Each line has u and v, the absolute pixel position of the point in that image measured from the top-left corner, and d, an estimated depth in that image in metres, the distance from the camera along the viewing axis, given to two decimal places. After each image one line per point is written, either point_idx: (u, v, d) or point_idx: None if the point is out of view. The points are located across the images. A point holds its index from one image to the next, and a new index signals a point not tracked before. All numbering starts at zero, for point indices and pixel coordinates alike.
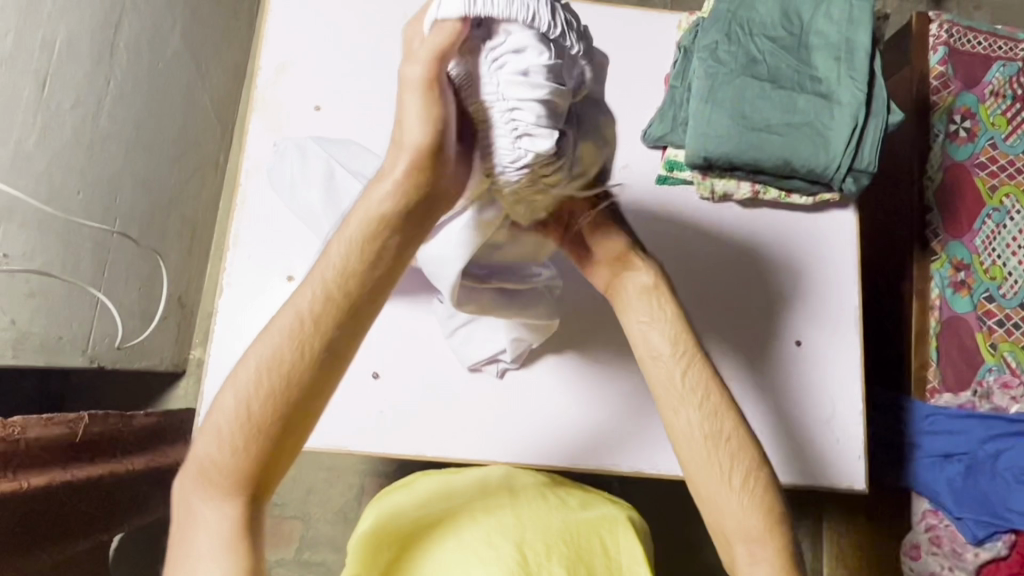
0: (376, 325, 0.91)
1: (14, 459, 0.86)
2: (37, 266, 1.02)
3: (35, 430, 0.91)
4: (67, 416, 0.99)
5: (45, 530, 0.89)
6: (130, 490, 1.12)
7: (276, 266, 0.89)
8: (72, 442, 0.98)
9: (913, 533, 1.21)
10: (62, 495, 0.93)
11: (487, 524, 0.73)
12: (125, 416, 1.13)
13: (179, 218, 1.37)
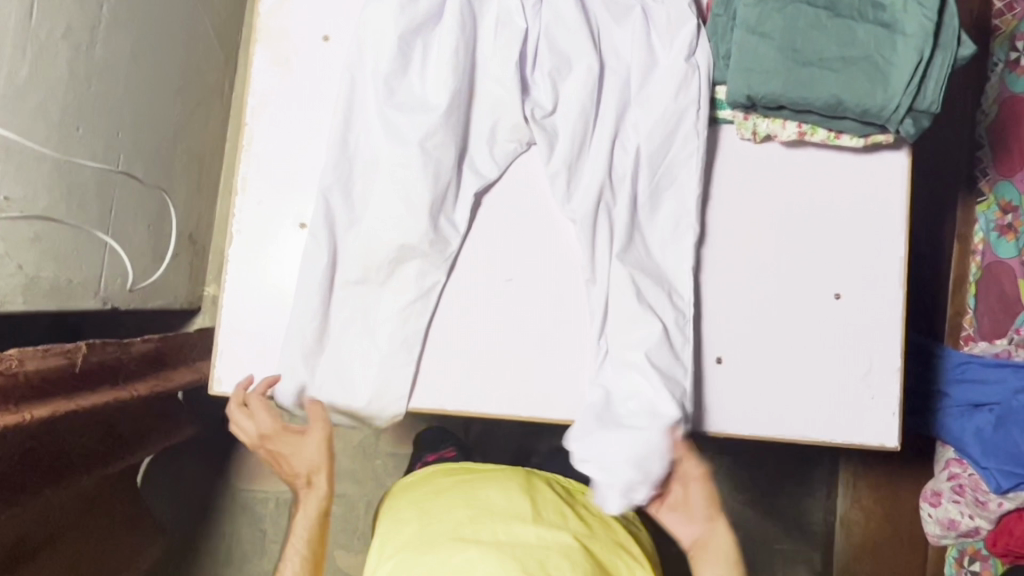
0: (374, 273, 0.82)
1: (13, 395, 0.85)
2: (40, 208, 0.97)
3: (35, 361, 0.89)
4: (62, 346, 0.94)
5: (42, 466, 0.97)
6: (132, 423, 1.18)
7: (287, 213, 0.82)
8: (74, 375, 0.95)
9: (937, 481, 1.20)
10: (61, 431, 0.98)
11: (497, 521, 0.80)
12: (124, 343, 1.06)
13: (186, 154, 1.37)
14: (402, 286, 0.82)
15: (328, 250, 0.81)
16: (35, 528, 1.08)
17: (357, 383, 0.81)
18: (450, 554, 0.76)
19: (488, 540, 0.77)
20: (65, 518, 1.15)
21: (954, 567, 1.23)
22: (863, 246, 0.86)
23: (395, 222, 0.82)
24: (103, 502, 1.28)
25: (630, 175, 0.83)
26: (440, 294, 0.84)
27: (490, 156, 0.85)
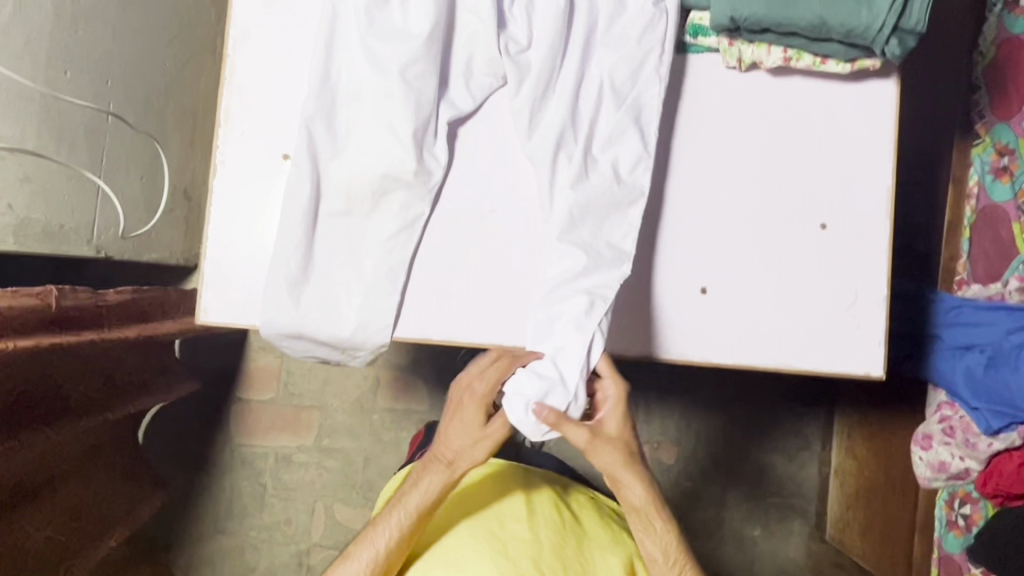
0: (358, 204, 0.82)
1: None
2: (29, 148, 0.98)
3: (10, 299, 0.87)
4: (32, 288, 0.92)
5: (43, 412, 0.97)
6: (131, 373, 1.20)
7: (271, 145, 0.82)
8: (49, 315, 0.93)
9: (929, 425, 1.21)
10: (58, 379, 0.99)
11: (512, 535, 0.89)
12: (98, 292, 1.03)
13: (178, 107, 1.37)
14: (386, 217, 0.83)
15: (311, 180, 0.81)
16: (40, 472, 1.06)
17: (339, 315, 0.82)
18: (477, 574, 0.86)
19: (508, 560, 0.86)
20: (65, 466, 1.14)
21: (946, 510, 1.23)
22: (850, 175, 0.86)
23: (375, 153, 0.81)
24: (104, 455, 1.27)
25: (613, 105, 0.83)
26: (424, 227, 0.84)
27: (473, 86, 0.84)
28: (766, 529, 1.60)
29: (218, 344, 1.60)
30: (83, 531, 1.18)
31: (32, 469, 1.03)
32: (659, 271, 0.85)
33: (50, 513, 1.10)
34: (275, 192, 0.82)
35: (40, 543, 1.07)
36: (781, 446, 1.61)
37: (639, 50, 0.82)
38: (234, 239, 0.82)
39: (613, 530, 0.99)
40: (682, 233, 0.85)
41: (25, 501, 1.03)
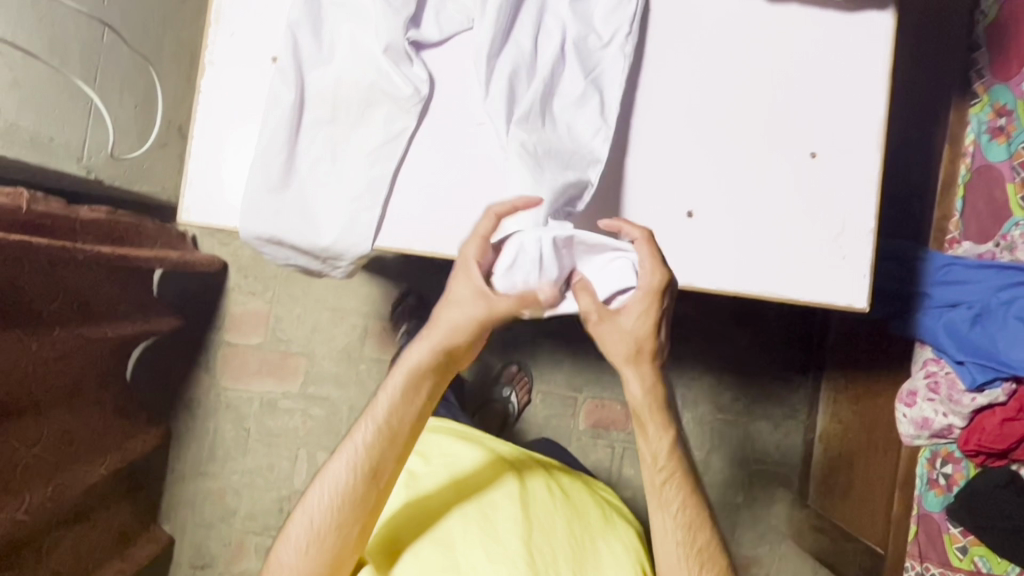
0: (343, 112, 0.81)
1: None
2: (21, 44, 0.97)
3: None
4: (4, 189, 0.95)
5: (13, 319, 0.96)
6: (105, 300, 1.19)
7: (259, 47, 0.82)
8: (19, 218, 0.95)
9: (913, 382, 1.19)
10: (27, 288, 0.98)
11: (506, 516, 0.86)
12: (69, 207, 1.06)
13: (176, 42, 1.36)
14: (365, 136, 0.82)
15: (295, 86, 0.80)
16: (22, 394, 1.02)
17: (317, 226, 0.81)
18: (473, 557, 0.82)
19: (504, 538, 0.84)
20: (49, 395, 1.09)
21: (925, 468, 1.20)
22: (839, 108, 0.86)
23: (356, 69, 0.81)
24: (90, 391, 1.23)
25: (584, 56, 0.84)
26: (411, 139, 0.82)
27: (444, 21, 0.83)
28: (749, 495, 1.60)
29: (206, 286, 1.59)
30: (71, 457, 1.14)
31: (18, 386, 1.00)
32: (646, 194, 0.85)
33: (38, 433, 1.06)
34: (257, 98, 0.82)
35: (27, 461, 1.03)
36: (767, 413, 1.61)
37: None
38: (209, 153, 0.82)
39: (605, 520, 0.97)
40: (668, 156, 0.85)
41: (10, 422, 1.00)
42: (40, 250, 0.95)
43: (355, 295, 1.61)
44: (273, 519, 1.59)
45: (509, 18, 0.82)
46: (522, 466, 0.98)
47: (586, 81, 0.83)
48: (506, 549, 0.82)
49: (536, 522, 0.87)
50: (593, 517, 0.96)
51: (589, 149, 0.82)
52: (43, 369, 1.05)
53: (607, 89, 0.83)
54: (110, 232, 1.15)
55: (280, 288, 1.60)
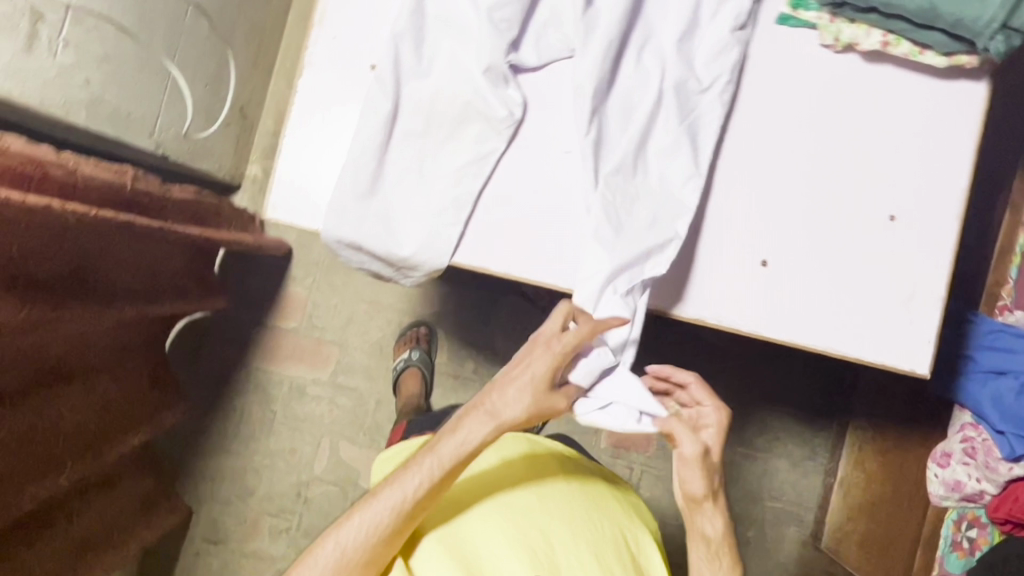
0: (435, 127, 0.82)
1: (67, 190, 0.88)
2: (116, 18, 0.96)
3: (89, 169, 0.93)
4: (112, 166, 1.00)
5: (87, 291, 0.96)
6: (169, 276, 1.20)
7: (359, 54, 0.83)
8: (123, 195, 0.99)
9: (948, 444, 1.20)
10: (107, 262, 0.98)
11: (520, 505, 0.86)
12: (164, 187, 1.10)
13: (249, 25, 1.37)
14: (454, 156, 0.82)
15: (393, 96, 0.81)
16: (74, 357, 1.02)
17: (399, 236, 0.82)
18: (488, 546, 0.82)
19: (519, 525, 0.84)
20: (98, 359, 1.08)
21: (952, 530, 1.24)
22: (923, 176, 0.86)
23: (452, 87, 0.82)
24: (134, 357, 1.22)
25: (684, 99, 0.84)
26: (499, 160, 0.83)
27: (545, 47, 0.84)
28: (760, 532, 1.60)
29: (250, 266, 1.61)
30: (109, 426, 1.14)
31: (72, 349, 1.00)
32: (724, 238, 0.86)
33: (83, 401, 1.06)
34: (352, 106, 0.83)
35: (69, 429, 1.03)
36: (788, 452, 1.61)
37: (722, 33, 0.84)
38: (297, 151, 0.83)
39: (624, 514, 0.93)
40: (749, 202, 0.86)
41: (53, 383, 0.99)
42: (126, 229, 0.95)
43: (394, 290, 1.62)
44: (289, 502, 1.60)
45: (610, 51, 0.82)
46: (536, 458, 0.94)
47: (685, 125, 0.83)
48: (523, 537, 0.83)
49: (551, 511, 0.87)
50: (611, 504, 0.94)
51: (674, 192, 0.83)
52: (98, 335, 1.05)
53: (703, 136, 0.84)
54: (198, 212, 1.18)
55: (321, 276, 1.61)
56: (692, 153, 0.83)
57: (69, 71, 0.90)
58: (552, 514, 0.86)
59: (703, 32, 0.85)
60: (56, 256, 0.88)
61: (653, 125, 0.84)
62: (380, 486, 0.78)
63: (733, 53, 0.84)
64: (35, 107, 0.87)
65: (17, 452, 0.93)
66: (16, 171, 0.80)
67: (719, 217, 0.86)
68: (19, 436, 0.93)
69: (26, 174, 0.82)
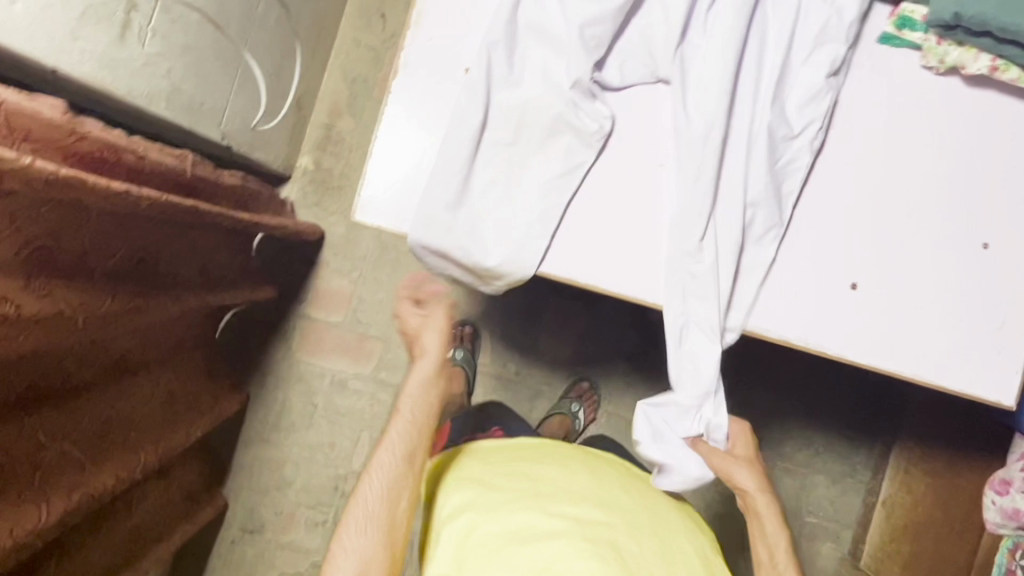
0: (526, 139, 0.81)
1: (137, 175, 0.86)
2: (199, 9, 0.95)
3: (155, 155, 0.91)
4: (172, 152, 0.97)
5: (150, 280, 0.93)
6: (220, 266, 1.16)
7: (454, 56, 0.82)
8: (183, 181, 0.96)
9: (1008, 470, 1.18)
10: (163, 249, 0.95)
11: (587, 518, 0.77)
12: (216, 172, 1.07)
13: (312, 14, 1.36)
14: (536, 174, 0.81)
15: (482, 106, 0.80)
16: (137, 352, 1.00)
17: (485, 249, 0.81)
18: (552, 559, 0.71)
19: (590, 543, 0.73)
20: (158, 352, 1.06)
21: (1007, 557, 1.16)
22: (1014, 210, 0.84)
23: (540, 103, 0.81)
24: (189, 350, 1.18)
25: (772, 144, 0.82)
26: (586, 175, 0.82)
27: (629, 70, 0.83)
28: (797, 546, 1.59)
29: (296, 257, 1.60)
30: (173, 417, 1.12)
31: (135, 344, 0.98)
32: (813, 262, 0.84)
33: (149, 390, 1.05)
34: (441, 124, 0.82)
35: (140, 418, 1.03)
36: (828, 468, 1.59)
37: (818, 73, 0.82)
38: (385, 163, 0.82)
39: (688, 539, 0.84)
40: (839, 228, 0.84)
41: (117, 380, 0.97)
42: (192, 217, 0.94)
43: (439, 288, 1.61)
44: (327, 495, 1.60)
45: (708, 69, 0.80)
46: (594, 475, 0.86)
47: (770, 170, 0.81)
48: (596, 553, 0.72)
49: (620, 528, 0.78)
50: (671, 521, 0.85)
51: (763, 224, 0.82)
52: (158, 328, 1.03)
53: (789, 181, 0.83)
54: (243, 196, 1.17)
55: (367, 270, 1.61)
56: (775, 199, 0.82)
57: (153, 61, 0.89)
58: (619, 532, 0.77)
59: (795, 74, 0.83)
60: (120, 252, 0.86)
61: (732, 163, 0.82)
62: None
63: (827, 105, 0.83)
64: (123, 98, 0.87)
65: (97, 442, 0.93)
66: (95, 156, 0.79)
67: (808, 244, 0.84)
68: (97, 426, 0.93)
69: (101, 159, 0.80)
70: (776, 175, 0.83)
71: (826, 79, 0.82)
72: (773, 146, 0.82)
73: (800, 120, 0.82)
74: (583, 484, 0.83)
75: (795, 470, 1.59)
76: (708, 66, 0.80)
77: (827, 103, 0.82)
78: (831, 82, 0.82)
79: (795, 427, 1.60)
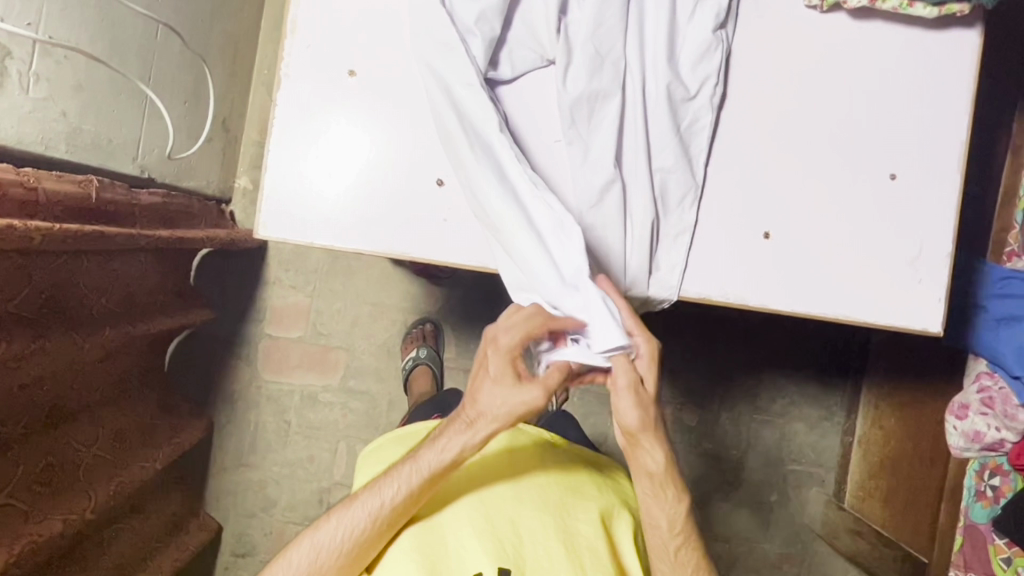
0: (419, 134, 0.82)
1: (30, 208, 0.86)
2: (86, 50, 0.95)
3: (53, 184, 0.90)
4: (75, 177, 0.95)
5: (67, 315, 0.94)
6: (150, 291, 1.16)
7: (337, 60, 0.82)
8: (87, 206, 0.96)
9: (964, 395, 1.20)
10: (80, 282, 0.96)
11: (494, 496, 0.83)
12: (132, 192, 1.06)
13: (222, 33, 1.34)
14: (454, 186, 0.82)
15: (379, 115, 0.82)
16: (73, 398, 1.01)
17: (403, 256, 0.82)
18: (447, 541, 0.80)
19: (489, 521, 0.80)
20: (96, 394, 1.07)
21: (974, 480, 1.19)
22: (921, 141, 0.84)
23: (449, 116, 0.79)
24: (133, 390, 1.19)
25: (672, 110, 0.81)
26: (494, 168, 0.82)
27: (518, 57, 0.81)
28: (783, 495, 1.60)
29: (249, 280, 1.60)
30: (125, 453, 1.13)
31: (67, 390, 0.99)
32: (723, 217, 0.84)
33: (95, 433, 1.06)
34: (338, 126, 0.82)
35: (87, 461, 1.04)
36: (803, 414, 1.60)
37: (705, 22, 0.81)
38: (295, 164, 0.82)
39: (605, 507, 0.87)
40: (746, 180, 0.84)
41: (55, 427, 0.98)
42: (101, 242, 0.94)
43: (396, 290, 1.61)
44: (313, 509, 1.61)
45: (592, 41, 0.79)
46: (516, 450, 0.90)
47: (673, 133, 0.81)
48: (494, 533, 0.78)
49: (525, 502, 0.82)
50: (589, 488, 0.88)
51: (673, 187, 0.82)
52: (92, 369, 1.04)
53: (697, 144, 0.82)
54: (167, 214, 1.16)
55: (321, 282, 1.60)
56: (686, 165, 0.82)
57: (42, 105, 0.89)
58: (523, 503, 0.82)
59: (683, 35, 0.82)
60: (24, 292, 0.86)
61: (632, 128, 0.81)
62: (360, 491, 0.81)
63: (723, 58, 0.82)
64: (11, 146, 0.86)
65: (40, 488, 0.93)
66: None
67: (718, 200, 0.84)
68: (36, 474, 0.93)
69: None
70: (679, 135, 0.82)
71: (714, 31, 0.81)
72: (674, 108, 0.81)
73: (693, 78, 0.81)
74: (499, 462, 0.88)
75: (773, 421, 1.60)
76: (590, 41, 0.79)
77: (720, 56, 0.81)
78: (720, 34, 0.81)
79: (765, 379, 1.60)
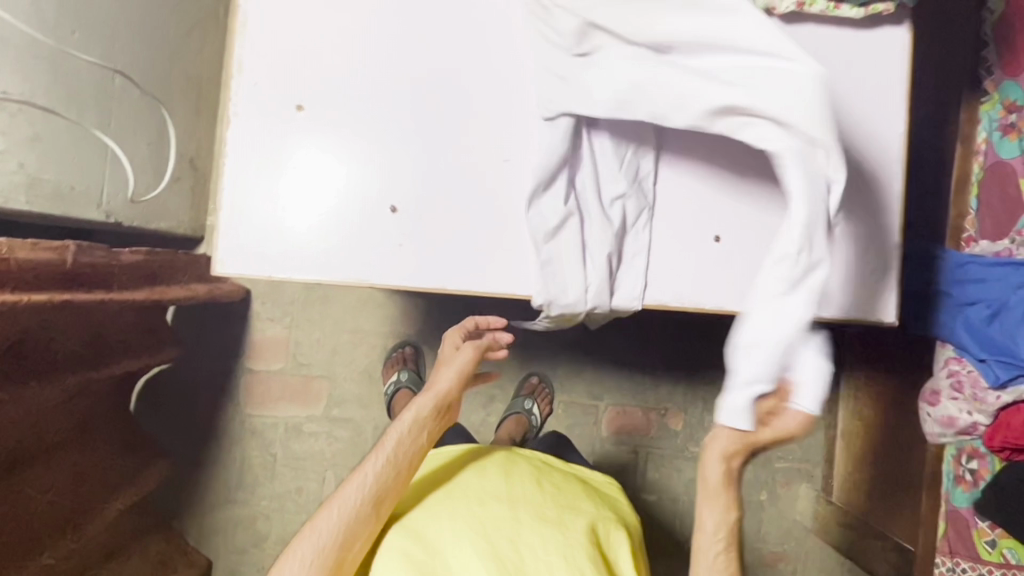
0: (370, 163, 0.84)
1: (8, 282, 0.86)
2: (39, 102, 0.96)
3: (27, 252, 0.90)
4: (51, 243, 0.95)
5: (27, 362, 0.95)
6: (120, 333, 1.16)
7: (285, 95, 0.83)
8: (62, 271, 0.96)
9: (936, 381, 1.21)
10: (45, 326, 0.96)
11: (493, 515, 0.84)
12: (112, 251, 1.06)
13: (183, 75, 1.35)
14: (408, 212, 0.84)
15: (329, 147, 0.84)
16: (33, 441, 1.00)
17: (364, 283, 0.84)
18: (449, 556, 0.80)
19: (490, 538, 0.81)
20: (60, 436, 1.07)
21: (952, 464, 1.20)
22: (861, 136, 0.86)
23: None
24: (95, 433, 1.19)
25: (616, 123, 0.83)
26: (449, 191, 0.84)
27: None
28: (772, 493, 1.60)
29: (226, 315, 1.60)
30: (85, 497, 1.12)
31: (24, 434, 0.97)
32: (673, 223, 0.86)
33: (53, 478, 1.05)
34: (291, 159, 0.83)
35: (42, 507, 1.02)
36: None
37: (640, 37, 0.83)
38: (259, 199, 0.83)
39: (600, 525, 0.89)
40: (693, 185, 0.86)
41: (16, 470, 0.97)
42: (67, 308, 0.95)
43: (374, 316, 1.62)
44: None
45: None
46: (512, 470, 0.92)
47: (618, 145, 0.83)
48: (495, 552, 0.79)
49: (524, 521, 0.83)
50: (586, 508, 0.91)
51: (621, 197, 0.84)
52: (50, 411, 1.03)
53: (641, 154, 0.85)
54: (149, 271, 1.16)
55: (298, 312, 1.61)
56: (636, 185, 0.85)
57: None
58: (522, 522, 0.83)
59: None
60: None
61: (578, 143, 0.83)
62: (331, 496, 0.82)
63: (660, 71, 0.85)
64: None
65: None
66: None
67: (667, 207, 0.86)
68: None
69: None
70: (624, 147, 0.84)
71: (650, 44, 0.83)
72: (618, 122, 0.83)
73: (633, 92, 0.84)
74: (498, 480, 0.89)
75: None
76: None
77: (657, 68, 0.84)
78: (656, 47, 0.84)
79: None
